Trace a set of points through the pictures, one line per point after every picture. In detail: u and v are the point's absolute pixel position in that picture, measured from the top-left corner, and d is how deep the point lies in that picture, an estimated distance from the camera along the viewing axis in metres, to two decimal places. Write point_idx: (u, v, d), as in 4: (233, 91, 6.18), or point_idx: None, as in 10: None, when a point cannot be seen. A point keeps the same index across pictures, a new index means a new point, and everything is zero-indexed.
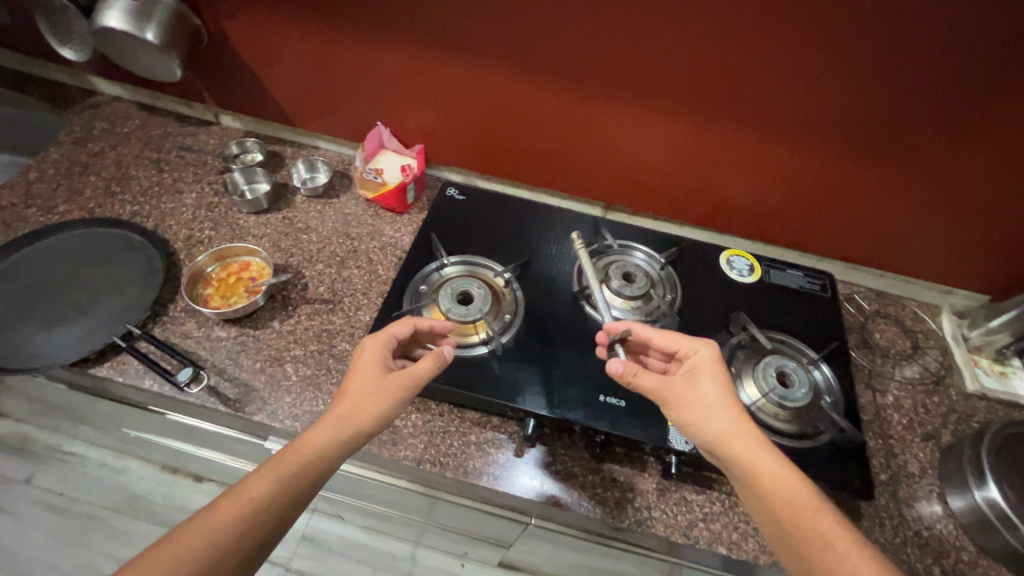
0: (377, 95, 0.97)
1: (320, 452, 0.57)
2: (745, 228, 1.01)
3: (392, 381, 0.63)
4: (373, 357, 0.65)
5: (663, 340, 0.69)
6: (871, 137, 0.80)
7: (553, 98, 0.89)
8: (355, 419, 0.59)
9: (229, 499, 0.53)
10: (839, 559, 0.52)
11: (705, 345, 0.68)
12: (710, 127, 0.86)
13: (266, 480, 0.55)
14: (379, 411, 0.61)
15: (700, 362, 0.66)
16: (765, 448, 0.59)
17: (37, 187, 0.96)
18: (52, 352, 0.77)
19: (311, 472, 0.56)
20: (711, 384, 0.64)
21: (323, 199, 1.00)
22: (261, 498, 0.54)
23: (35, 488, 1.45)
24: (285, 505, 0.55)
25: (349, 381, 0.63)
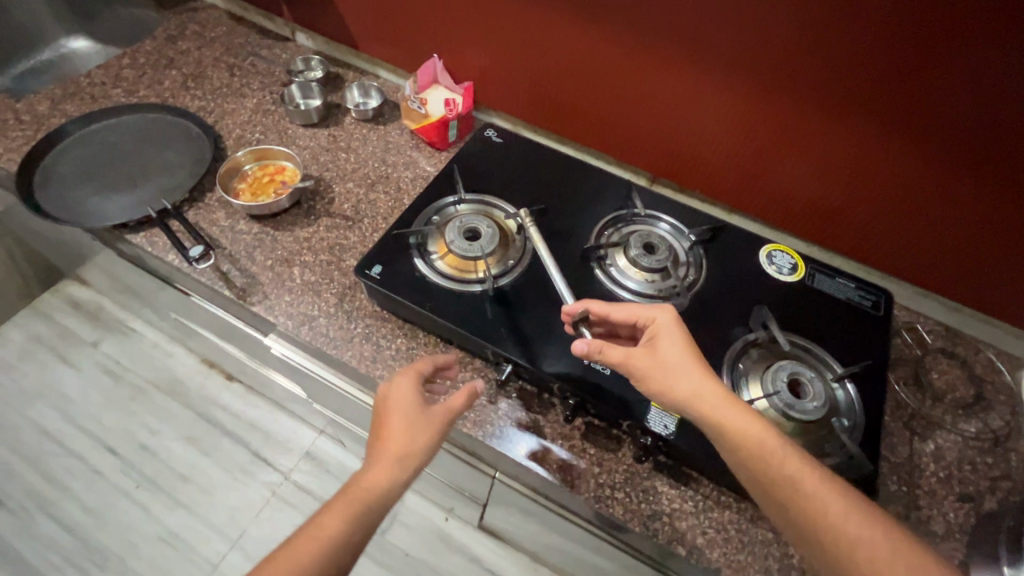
0: (437, 26, 0.96)
1: (385, 492, 0.57)
2: (806, 229, 0.89)
3: (437, 415, 0.61)
4: (408, 393, 0.62)
5: (619, 314, 0.64)
6: (981, 138, 0.67)
7: (619, 48, 0.83)
8: (405, 459, 0.58)
9: (304, 539, 0.54)
10: (808, 499, 0.50)
11: (659, 309, 0.63)
12: (786, 102, 0.77)
13: (337, 520, 0.55)
14: (429, 444, 0.60)
15: (656, 330, 0.61)
16: (730, 403, 0.55)
17: (126, 72, 1.05)
18: (99, 213, 0.84)
19: (377, 507, 0.57)
20: (673, 349, 0.59)
21: (370, 123, 1.01)
22: (339, 541, 0.54)
23: (98, 351, 1.63)
24: (356, 543, 0.56)
25: (389, 418, 0.61)
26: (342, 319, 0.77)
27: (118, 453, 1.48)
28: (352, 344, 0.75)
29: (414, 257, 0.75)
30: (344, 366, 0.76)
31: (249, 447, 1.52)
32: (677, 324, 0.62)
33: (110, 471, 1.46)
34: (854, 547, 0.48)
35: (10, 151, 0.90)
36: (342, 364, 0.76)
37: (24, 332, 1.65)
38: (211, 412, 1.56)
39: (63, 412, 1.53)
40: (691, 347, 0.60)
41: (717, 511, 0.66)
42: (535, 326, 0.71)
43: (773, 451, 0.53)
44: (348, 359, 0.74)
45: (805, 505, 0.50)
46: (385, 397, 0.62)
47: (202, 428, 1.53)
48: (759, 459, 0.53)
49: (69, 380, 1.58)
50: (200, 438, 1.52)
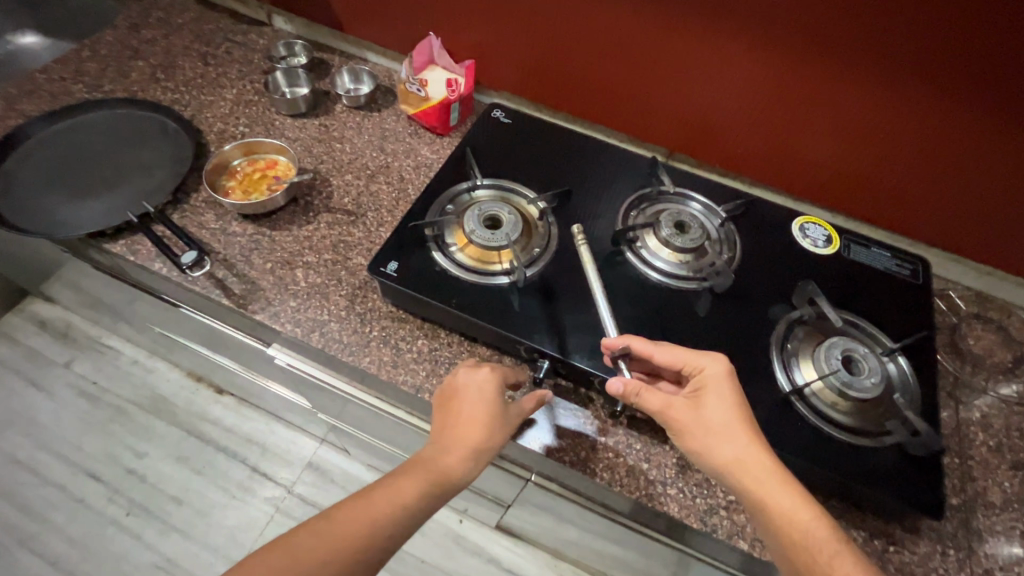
0: (431, 1, 0.88)
1: (458, 475, 0.58)
2: (838, 202, 0.86)
3: (513, 412, 0.62)
4: (483, 384, 0.62)
5: (663, 356, 0.58)
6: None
7: (641, 17, 0.77)
8: (475, 445, 0.59)
9: (378, 498, 0.55)
10: None
11: (709, 359, 0.57)
12: (826, 69, 0.72)
13: (413, 489, 0.56)
14: (502, 438, 0.60)
15: (702, 382, 0.56)
16: (778, 479, 0.50)
17: (87, 65, 0.95)
18: (71, 222, 0.75)
19: (449, 488, 0.58)
20: (719, 408, 0.54)
21: (363, 111, 0.94)
22: (411, 507, 0.56)
23: (73, 373, 1.52)
24: (425, 513, 0.57)
25: (466, 404, 0.61)
26: (355, 323, 0.71)
27: (104, 480, 1.38)
28: (369, 348, 0.69)
29: (432, 250, 0.69)
30: (362, 374, 0.70)
31: (247, 462, 1.44)
32: (728, 378, 0.56)
33: (97, 500, 1.36)
34: None
35: None
36: (359, 372, 0.70)
37: None
38: (203, 429, 1.47)
39: (39, 440, 1.42)
40: (740, 407, 0.54)
41: None
42: (569, 317, 0.66)
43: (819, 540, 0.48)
44: (367, 366, 0.68)
45: None
46: (463, 383, 0.62)
47: (194, 446, 1.44)
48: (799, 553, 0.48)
49: (43, 406, 1.47)
50: (193, 457, 1.43)
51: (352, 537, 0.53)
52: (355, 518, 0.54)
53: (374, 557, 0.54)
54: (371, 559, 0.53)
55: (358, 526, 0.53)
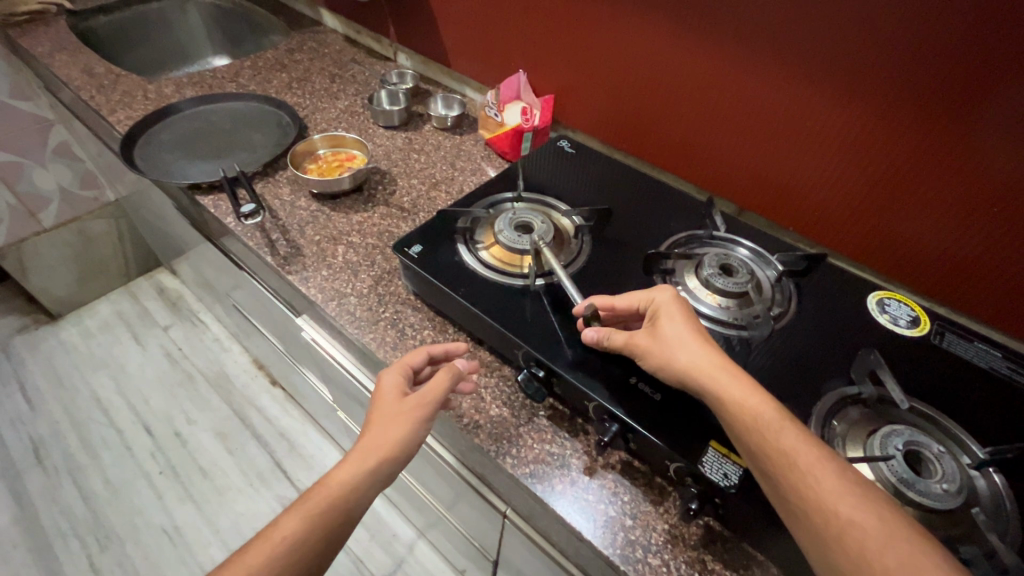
0: (525, 41, 0.95)
1: (353, 488, 0.50)
2: (965, 300, 0.69)
3: (417, 405, 0.54)
4: (387, 386, 0.56)
5: (621, 301, 0.56)
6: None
7: (736, 60, 0.73)
8: (378, 451, 0.52)
9: (257, 546, 0.47)
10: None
11: (659, 289, 0.55)
12: (967, 128, 0.60)
13: (295, 520, 0.48)
14: (410, 436, 0.53)
15: (655, 310, 0.53)
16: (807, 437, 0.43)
17: (245, 71, 1.15)
18: (179, 175, 0.88)
19: (344, 507, 0.50)
20: (675, 328, 0.51)
21: (447, 132, 1.02)
22: (294, 544, 0.47)
23: (167, 336, 1.71)
24: (318, 546, 0.48)
25: (372, 413, 0.55)
26: (372, 301, 0.72)
27: (154, 435, 1.49)
28: (376, 326, 0.69)
29: (458, 243, 0.70)
30: (365, 352, 0.70)
31: (273, 455, 1.46)
32: (678, 301, 0.53)
33: (141, 451, 1.46)
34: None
35: (129, 118, 1.00)
36: (362, 349, 0.70)
37: (112, 307, 1.77)
38: (247, 413, 1.54)
39: (120, 385, 1.58)
40: (695, 326, 0.51)
41: None
42: (574, 331, 0.61)
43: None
44: (368, 342, 0.68)
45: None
46: (375, 389, 0.57)
47: (235, 426, 1.52)
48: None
49: (134, 357, 1.65)
50: (231, 436, 1.50)
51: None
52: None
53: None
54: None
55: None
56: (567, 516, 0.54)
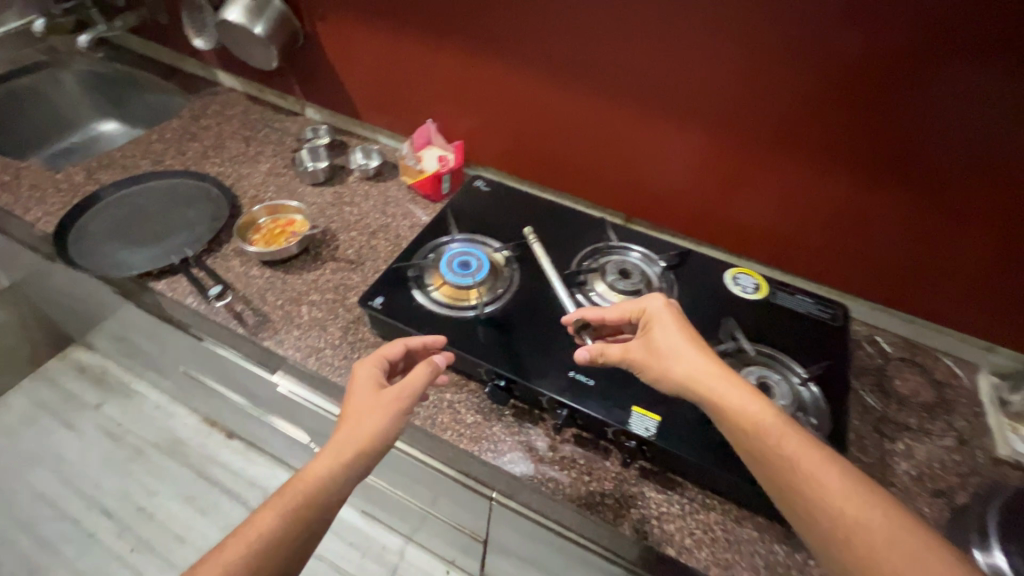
0: (429, 95, 1.08)
1: (337, 473, 0.59)
2: (796, 266, 0.94)
3: (391, 400, 0.64)
4: (364, 382, 0.66)
5: (612, 314, 0.70)
6: (987, 176, 0.72)
7: (607, 105, 0.92)
8: (358, 441, 0.61)
9: (255, 526, 0.55)
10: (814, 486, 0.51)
11: (650, 298, 0.68)
12: (773, 147, 0.83)
13: (288, 503, 0.57)
14: (380, 430, 0.62)
15: (650, 316, 0.67)
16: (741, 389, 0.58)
17: (154, 145, 1.17)
18: (123, 265, 0.92)
19: (328, 490, 0.59)
20: (666, 334, 0.64)
21: (371, 181, 1.14)
22: (270, 537, 0.55)
23: (101, 414, 1.65)
24: (309, 523, 0.57)
25: (349, 406, 0.65)
26: (346, 349, 0.84)
27: (115, 516, 1.47)
28: None
29: (412, 289, 0.83)
30: None
31: (247, 505, 1.51)
32: (668, 308, 0.66)
33: (105, 535, 1.44)
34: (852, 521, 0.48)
35: (48, 214, 1.00)
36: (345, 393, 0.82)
37: (29, 398, 1.67)
38: (210, 471, 1.56)
39: (62, 475, 1.53)
40: (684, 327, 0.64)
41: (703, 513, 0.69)
42: (522, 344, 0.78)
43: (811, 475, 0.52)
44: None
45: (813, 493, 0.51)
46: (354, 385, 0.67)
47: (201, 486, 1.53)
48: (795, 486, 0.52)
49: (70, 443, 1.59)
50: (199, 497, 1.51)
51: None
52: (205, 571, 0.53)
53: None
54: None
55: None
56: (544, 485, 0.71)
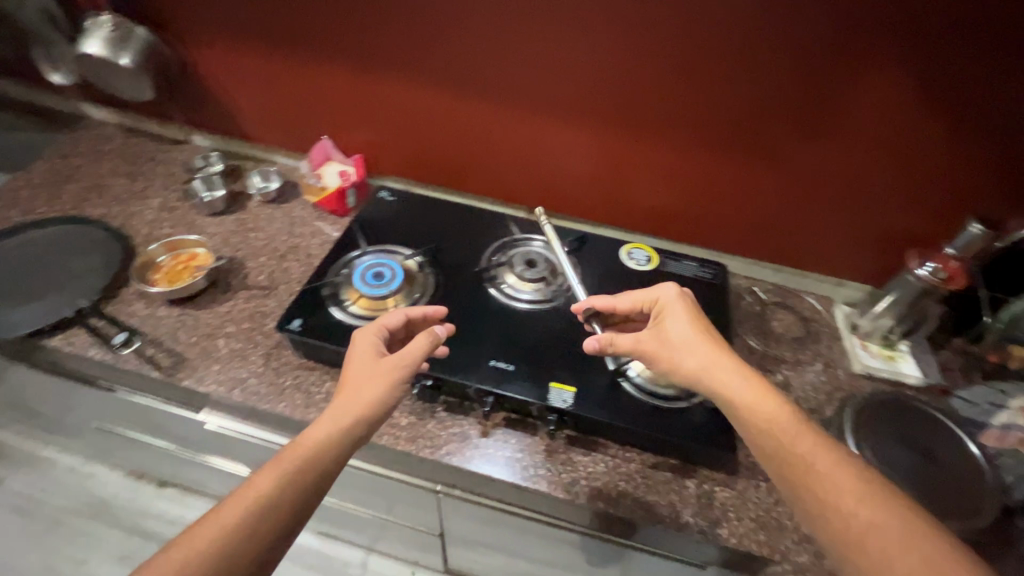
0: (321, 112, 1.09)
1: (341, 434, 0.62)
2: (686, 235, 1.04)
3: (390, 367, 0.68)
4: (364, 351, 0.70)
5: (623, 304, 0.78)
6: (821, 142, 0.85)
7: (496, 107, 0.97)
8: (359, 405, 0.64)
9: (260, 480, 0.57)
10: (812, 468, 0.55)
11: (661, 288, 0.75)
12: (648, 133, 0.92)
13: (291, 460, 0.59)
14: (377, 398, 0.65)
15: (662, 305, 0.74)
16: (749, 381, 0.63)
17: (22, 192, 1.08)
18: (7, 326, 0.86)
19: (330, 451, 0.61)
20: (677, 325, 0.70)
21: (274, 204, 1.12)
22: (267, 499, 0.56)
23: (6, 490, 1.51)
24: (313, 483, 0.59)
25: (350, 372, 0.68)
26: (271, 376, 0.84)
27: None
28: (284, 396, 0.82)
29: (329, 306, 0.85)
30: (279, 420, 0.82)
31: None
32: (680, 300, 0.73)
33: None
34: (843, 496, 0.53)
35: None
36: (276, 419, 0.82)
37: None
38: (145, 525, 1.48)
39: None
40: (693, 317, 0.71)
41: (623, 466, 0.78)
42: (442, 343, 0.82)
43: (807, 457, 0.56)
44: (284, 410, 0.80)
45: (813, 475, 0.55)
46: (353, 356, 0.70)
47: (137, 543, 1.45)
48: (797, 465, 0.56)
49: None
50: (136, 555, 1.43)
51: (194, 556, 0.51)
52: (202, 536, 0.53)
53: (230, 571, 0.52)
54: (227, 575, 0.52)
55: (206, 540, 0.52)
56: (482, 469, 0.77)
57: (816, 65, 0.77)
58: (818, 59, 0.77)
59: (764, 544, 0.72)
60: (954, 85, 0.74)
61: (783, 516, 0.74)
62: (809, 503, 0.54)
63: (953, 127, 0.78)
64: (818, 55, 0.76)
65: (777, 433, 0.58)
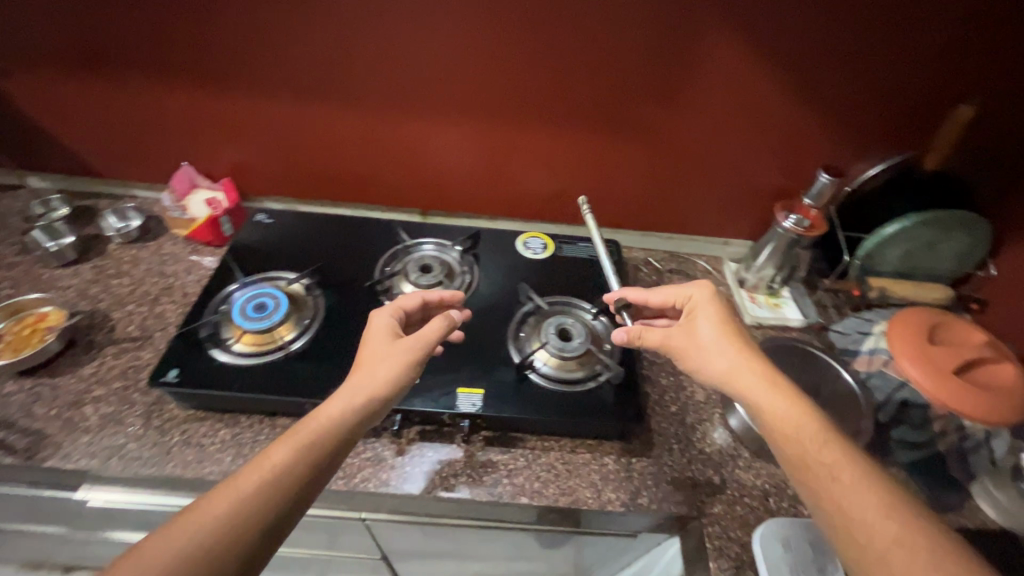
0: (175, 137, 0.99)
1: (355, 411, 0.60)
2: (581, 216, 1.06)
3: (406, 347, 0.66)
4: (379, 331, 0.69)
5: (655, 297, 0.76)
6: (685, 113, 0.88)
7: (366, 112, 0.93)
8: (372, 383, 0.62)
9: (275, 452, 0.54)
10: (836, 480, 0.52)
11: (694, 288, 0.73)
12: (525, 121, 0.92)
13: (306, 436, 0.56)
14: (393, 377, 0.63)
15: (693, 305, 0.71)
16: (782, 392, 0.60)
17: None
18: None
19: (340, 429, 0.58)
20: (707, 327, 0.68)
21: (138, 244, 1.02)
22: (284, 470, 0.53)
23: None
24: (324, 462, 0.56)
25: (366, 349, 0.67)
26: (153, 436, 0.76)
27: None
28: (171, 455, 0.73)
29: (210, 349, 0.78)
30: (167, 484, 0.73)
31: None
32: (712, 299, 0.71)
33: None
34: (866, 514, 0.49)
35: None
36: (164, 483, 0.73)
37: None
38: None
39: None
40: (725, 319, 0.68)
41: (543, 456, 0.78)
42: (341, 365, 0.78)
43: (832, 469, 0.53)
44: (172, 471, 0.72)
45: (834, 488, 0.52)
46: (368, 337, 0.69)
47: None
48: (817, 474, 0.53)
49: None
50: None
51: (212, 518, 0.49)
52: (218, 501, 0.50)
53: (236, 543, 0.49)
54: (235, 544, 0.48)
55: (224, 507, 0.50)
56: (398, 489, 0.73)
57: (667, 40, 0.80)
58: (668, 34, 0.79)
59: (682, 504, 0.74)
60: (790, 48, 0.79)
61: (697, 473, 0.78)
62: (829, 513, 0.51)
63: (795, 86, 0.84)
64: (667, 29, 0.79)
65: (798, 443, 0.56)
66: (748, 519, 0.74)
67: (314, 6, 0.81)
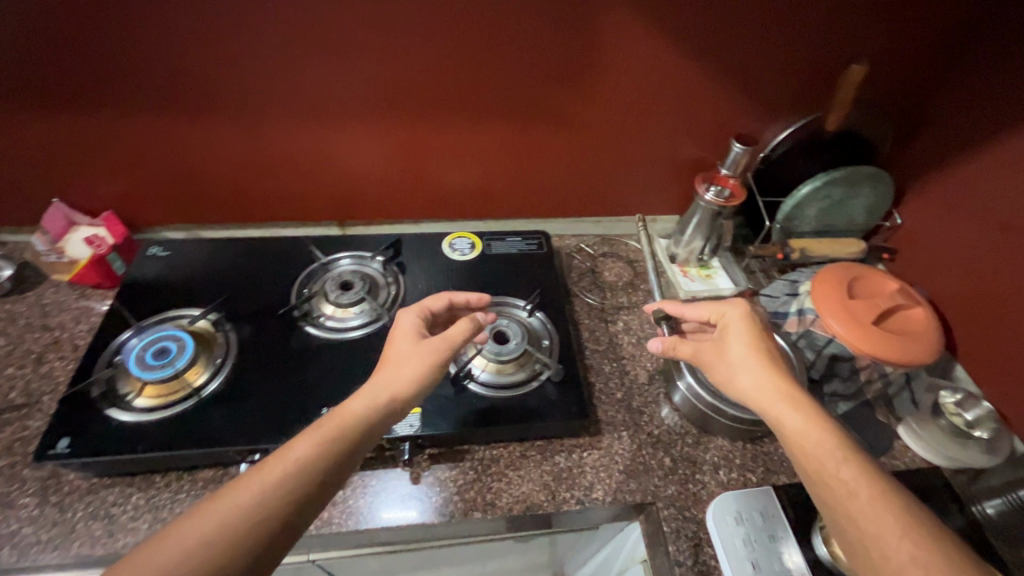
0: (41, 172, 0.87)
1: (382, 408, 0.58)
2: (507, 209, 1.03)
3: (431, 346, 0.64)
4: (406, 329, 0.67)
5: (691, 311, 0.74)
6: (601, 96, 0.87)
7: (260, 124, 0.85)
8: (396, 382, 0.60)
9: (298, 447, 0.52)
10: (853, 500, 0.51)
11: (729, 305, 0.70)
12: (437, 118, 0.87)
13: (334, 430, 0.54)
14: (416, 378, 0.61)
15: (726, 322, 0.68)
16: (808, 412, 0.57)
17: None
18: None
19: (361, 429, 0.56)
20: (738, 347, 0.65)
21: (12, 296, 0.90)
22: (307, 465, 0.51)
23: None
24: (348, 460, 0.54)
25: (393, 345, 0.65)
26: (52, 515, 0.66)
27: None
28: (75, 533, 0.65)
29: (107, 409, 0.69)
30: (75, 567, 0.65)
31: None
32: (746, 316, 0.67)
33: None
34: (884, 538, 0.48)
35: None
36: (70, 566, 0.65)
37: None
38: None
39: None
40: (758, 338, 0.65)
41: (492, 465, 0.76)
42: (263, 405, 0.72)
43: (853, 490, 0.51)
44: (79, 550, 0.63)
45: (852, 510, 0.51)
46: (394, 334, 0.67)
47: None
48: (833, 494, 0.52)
49: None
50: None
51: (232, 512, 0.46)
52: (238, 490, 0.48)
53: (254, 532, 0.46)
54: (249, 542, 0.46)
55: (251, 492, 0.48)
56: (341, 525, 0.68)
57: (571, 22, 0.77)
58: (571, 16, 0.76)
59: (637, 491, 0.74)
60: (695, 22, 0.78)
61: (649, 457, 0.78)
62: (851, 536, 0.50)
63: (704, 61, 0.83)
64: (570, 12, 0.76)
65: (816, 461, 0.54)
66: (701, 496, 0.74)
67: (177, 10, 0.71)
